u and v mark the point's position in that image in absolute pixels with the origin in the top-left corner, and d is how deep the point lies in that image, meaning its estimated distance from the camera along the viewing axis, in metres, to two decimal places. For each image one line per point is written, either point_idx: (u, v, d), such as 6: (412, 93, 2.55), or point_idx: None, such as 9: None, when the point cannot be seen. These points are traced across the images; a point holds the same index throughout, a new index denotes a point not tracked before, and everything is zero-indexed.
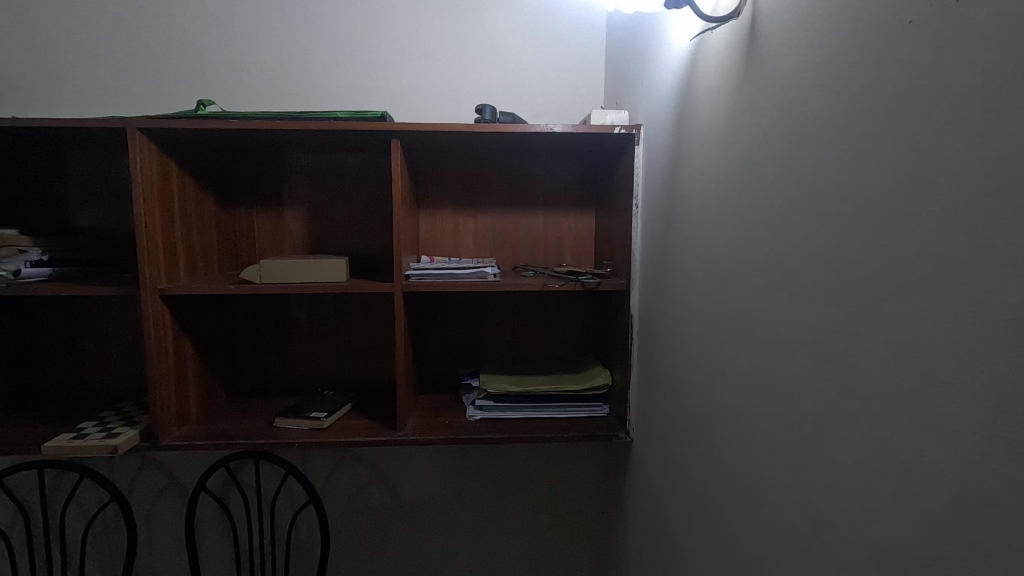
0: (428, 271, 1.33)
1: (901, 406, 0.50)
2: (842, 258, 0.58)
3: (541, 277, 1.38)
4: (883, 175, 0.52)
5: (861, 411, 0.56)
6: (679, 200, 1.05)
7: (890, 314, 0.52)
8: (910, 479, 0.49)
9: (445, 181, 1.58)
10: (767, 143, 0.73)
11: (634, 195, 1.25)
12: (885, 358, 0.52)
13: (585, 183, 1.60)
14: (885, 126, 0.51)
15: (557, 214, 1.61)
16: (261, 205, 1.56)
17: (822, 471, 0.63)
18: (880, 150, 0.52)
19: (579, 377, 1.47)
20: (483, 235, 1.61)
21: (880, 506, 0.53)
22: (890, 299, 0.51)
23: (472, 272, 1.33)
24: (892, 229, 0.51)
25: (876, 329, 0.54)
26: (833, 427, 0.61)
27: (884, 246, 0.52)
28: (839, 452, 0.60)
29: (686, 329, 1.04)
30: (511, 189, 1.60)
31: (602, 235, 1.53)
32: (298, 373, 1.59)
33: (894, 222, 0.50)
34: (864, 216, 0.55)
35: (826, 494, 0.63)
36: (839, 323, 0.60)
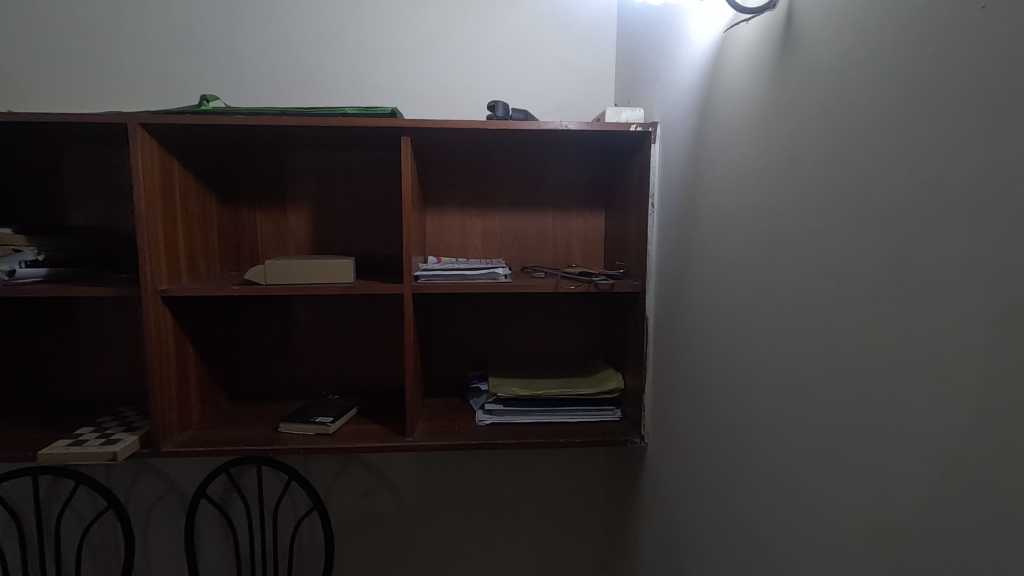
0: (438, 272, 1.29)
1: (945, 414, 0.47)
2: (882, 256, 0.55)
3: (553, 277, 1.35)
4: (934, 169, 0.49)
5: (897, 419, 0.53)
6: (701, 197, 1.02)
7: (933, 316, 0.49)
8: (954, 492, 0.47)
9: (453, 179, 1.55)
10: (804, 137, 0.70)
11: (650, 192, 1.22)
12: (927, 363, 0.49)
13: (596, 182, 1.58)
14: (942, 116, 0.48)
15: (566, 214, 1.58)
16: (264, 204, 1.52)
17: (852, 481, 0.60)
18: (936, 141, 0.49)
19: (591, 380, 1.44)
20: (491, 235, 1.58)
21: (918, 520, 0.51)
22: (938, 300, 0.48)
23: (482, 273, 1.30)
24: (943, 226, 0.48)
25: (917, 333, 0.51)
26: (863, 435, 0.58)
27: (931, 244, 0.49)
28: (871, 461, 0.57)
29: (707, 331, 1.01)
30: (519, 188, 1.57)
31: (613, 235, 1.50)
32: (302, 375, 1.55)
33: (945, 219, 0.48)
34: (908, 213, 0.52)
35: (856, 505, 0.60)
36: (873, 325, 0.57)
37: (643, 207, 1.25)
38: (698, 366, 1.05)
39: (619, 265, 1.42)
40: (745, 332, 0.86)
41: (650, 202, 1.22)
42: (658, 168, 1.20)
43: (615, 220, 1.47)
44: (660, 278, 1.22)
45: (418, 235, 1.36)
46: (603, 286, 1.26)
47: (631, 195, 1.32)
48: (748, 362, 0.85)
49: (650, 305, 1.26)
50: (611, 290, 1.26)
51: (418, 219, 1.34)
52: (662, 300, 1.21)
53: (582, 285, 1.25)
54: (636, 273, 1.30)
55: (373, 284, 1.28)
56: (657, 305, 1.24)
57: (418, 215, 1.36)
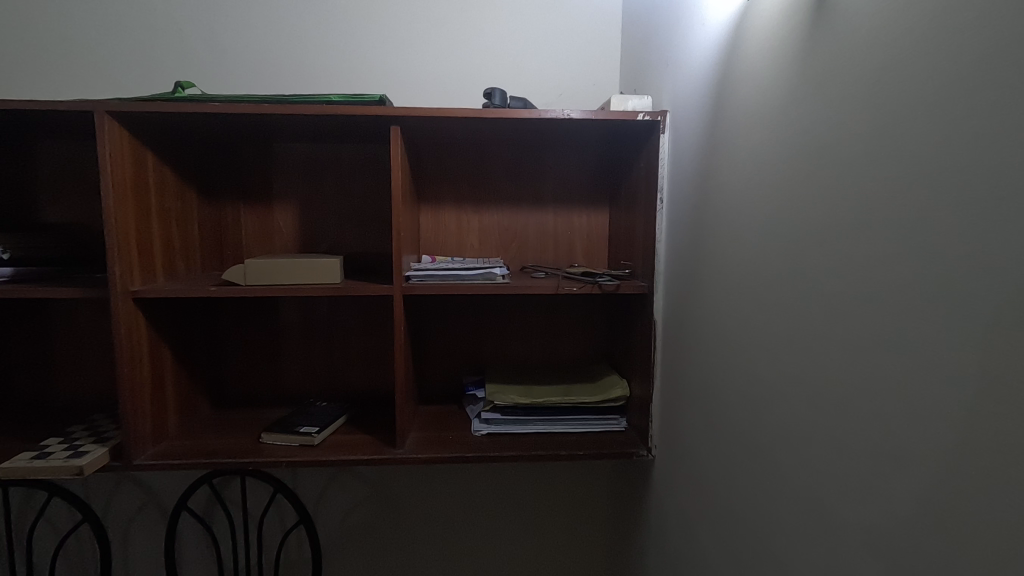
0: (431, 272, 1.21)
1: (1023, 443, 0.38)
2: (933, 250, 0.46)
3: (554, 278, 1.27)
4: (1005, 145, 0.40)
5: (955, 447, 0.44)
6: (716, 191, 0.93)
7: (1005, 323, 0.40)
8: None
9: (448, 174, 1.47)
10: (838, 118, 0.61)
11: (658, 186, 1.13)
12: (997, 381, 0.40)
13: (600, 177, 1.49)
14: (1016, 78, 0.39)
15: (568, 210, 1.49)
16: (249, 200, 1.44)
17: (893, 515, 0.51)
18: (1008, 108, 0.40)
19: (594, 388, 1.36)
20: (489, 233, 1.50)
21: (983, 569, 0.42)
22: (1011, 303, 0.39)
23: (478, 274, 1.21)
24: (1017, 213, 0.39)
25: (979, 341, 0.42)
26: (906, 462, 0.50)
27: (1001, 235, 0.40)
28: (917, 493, 0.48)
29: (720, 337, 0.92)
30: (518, 183, 1.48)
31: (618, 232, 1.41)
32: (289, 381, 1.47)
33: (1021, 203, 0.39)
34: (967, 198, 0.43)
35: (897, 542, 0.51)
36: (919, 332, 0.48)
37: (651, 202, 1.16)
38: (711, 375, 0.96)
39: (625, 265, 1.33)
40: (764, 340, 0.78)
41: (659, 197, 1.13)
42: (667, 160, 1.12)
43: (621, 217, 1.39)
44: (668, 278, 1.13)
45: (410, 233, 1.27)
46: (607, 287, 1.17)
47: (638, 190, 1.23)
48: (768, 372, 0.77)
49: (658, 308, 1.17)
50: (616, 291, 1.18)
51: (409, 215, 1.26)
52: (671, 302, 1.13)
53: (585, 286, 1.17)
54: (643, 274, 1.21)
55: (361, 285, 1.20)
56: (665, 307, 1.15)
57: (410, 211, 1.27)
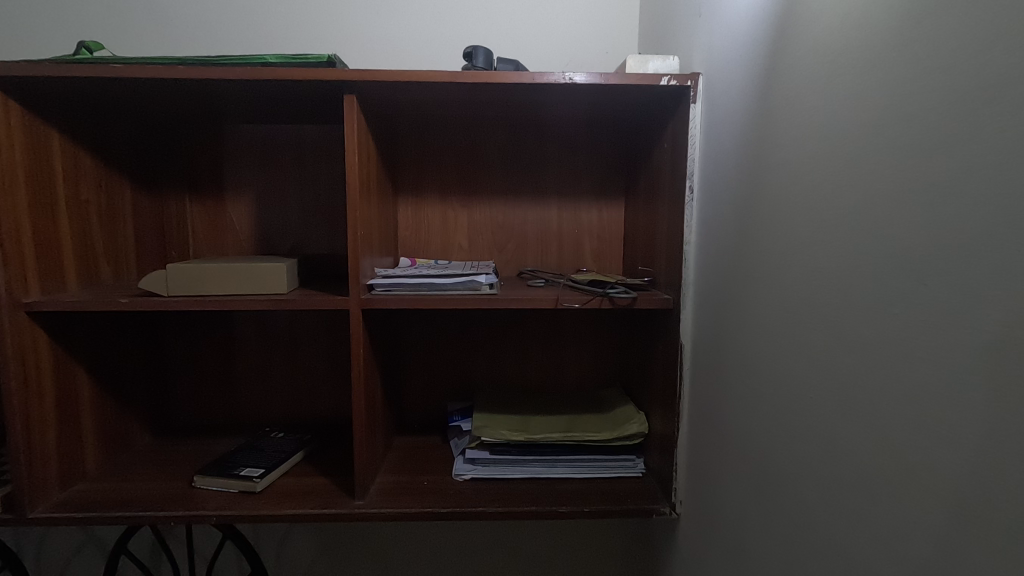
0: (400, 280, 0.97)
1: None
2: None
3: (554, 287, 1.02)
4: None
5: None
6: (771, 172, 0.67)
7: None
8: None
9: (431, 161, 1.23)
10: (1022, 30, 0.35)
11: (686, 170, 0.88)
12: None
13: (612, 163, 1.24)
14: None
15: (574, 203, 1.25)
16: (197, 192, 1.22)
17: None
18: None
19: (604, 421, 1.11)
20: (480, 232, 1.26)
21: None
22: None
23: (459, 281, 0.96)
24: None
25: None
26: None
27: None
28: None
29: (774, 374, 0.67)
30: (515, 171, 1.24)
31: (635, 231, 1.17)
32: (245, 405, 1.25)
33: None
34: None
35: None
36: None
37: (679, 191, 0.90)
38: (758, 427, 0.70)
39: (643, 271, 1.08)
40: (849, 392, 0.52)
41: (688, 184, 0.87)
42: (700, 135, 0.86)
43: (639, 211, 1.13)
44: (701, 290, 0.88)
45: (377, 233, 1.03)
46: (620, 301, 0.92)
47: (662, 177, 0.98)
48: (858, 443, 0.51)
49: (685, 328, 0.92)
50: (632, 306, 0.93)
51: (376, 211, 1.02)
52: (705, 322, 0.87)
53: (591, 300, 0.92)
54: (667, 284, 0.96)
55: (313, 295, 0.96)
56: (696, 327, 0.90)
57: (378, 206, 1.04)
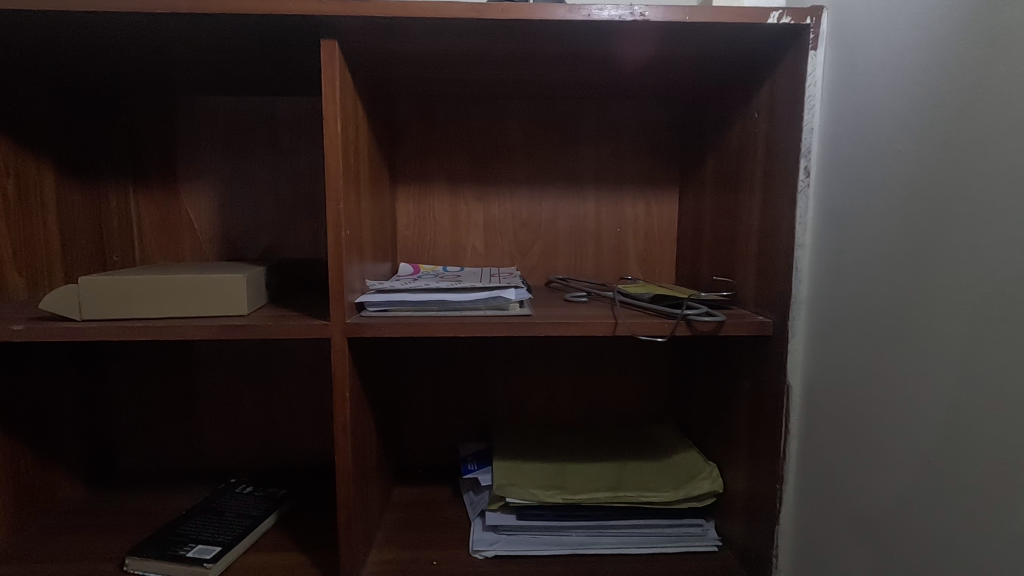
0: (399, 297, 0.72)
1: None
2: None
3: (603, 304, 0.78)
4: None
5: None
6: (998, 135, 0.42)
7: None
8: None
9: (439, 144, 0.99)
10: None
11: (800, 145, 0.63)
12: None
13: (662, 144, 1.00)
14: None
15: (615, 195, 1.01)
16: (146, 182, 0.97)
17: None
18: None
19: (663, 473, 0.87)
20: (500, 233, 1.01)
21: None
22: None
23: (479, 297, 0.72)
24: None
25: None
26: None
27: None
28: None
29: (1015, 460, 0.41)
30: (542, 156, 1.00)
31: (696, 229, 0.93)
32: (208, 448, 1.01)
33: None
34: None
35: None
36: None
37: (786, 175, 0.65)
38: (964, 532, 0.45)
39: (714, 283, 0.84)
40: None
41: (804, 163, 0.63)
42: (820, 93, 0.62)
43: (704, 205, 0.89)
44: (823, 313, 0.63)
45: (367, 234, 0.78)
46: (701, 326, 0.67)
47: (750, 159, 0.74)
48: None
49: (794, 362, 0.67)
50: (718, 332, 0.68)
51: (366, 205, 0.77)
52: (829, 356, 0.62)
53: (663, 325, 0.67)
54: (760, 302, 0.71)
55: (284, 317, 0.72)
56: (813, 364, 0.65)
57: (369, 198, 0.79)
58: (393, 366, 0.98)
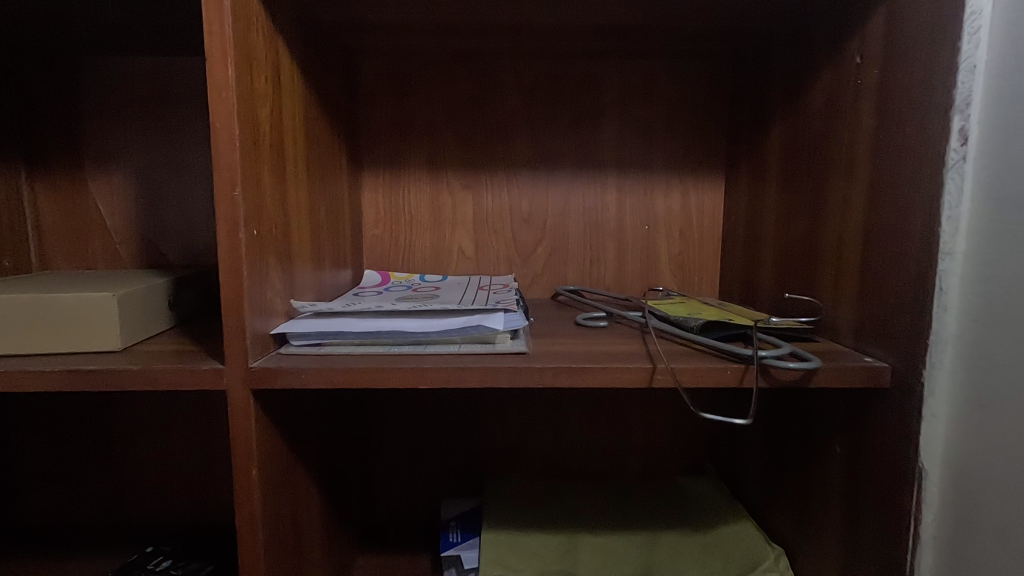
0: (339, 325, 0.50)
1: None
2: None
3: (632, 335, 0.55)
4: None
5: None
6: None
7: None
8: None
9: (417, 117, 0.77)
10: None
11: (954, 92, 0.39)
12: None
13: (703, 118, 0.78)
14: None
15: (642, 181, 0.79)
16: (42, 166, 0.76)
17: None
18: None
19: (709, 555, 0.64)
20: (495, 231, 0.79)
21: None
22: None
23: (453, 325, 0.50)
24: None
25: None
26: None
27: None
28: None
29: None
30: (549, 132, 0.78)
31: (753, 227, 0.70)
32: (132, 500, 0.81)
33: None
34: None
35: None
36: None
37: (925, 142, 0.42)
38: None
39: (782, 301, 0.62)
40: None
41: (958, 122, 0.39)
42: (994, 9, 0.38)
43: (766, 193, 0.66)
44: (987, 362, 0.39)
45: (302, 236, 0.56)
46: (778, 375, 0.45)
47: (848, 124, 0.51)
48: None
49: (930, 435, 0.42)
50: (808, 382, 0.45)
51: (298, 195, 0.55)
52: (1000, 433, 0.38)
53: (722, 371, 0.45)
54: (866, 335, 0.48)
55: (178, 352, 0.50)
56: (965, 442, 0.41)
57: (305, 186, 0.57)
58: (355, 402, 0.76)
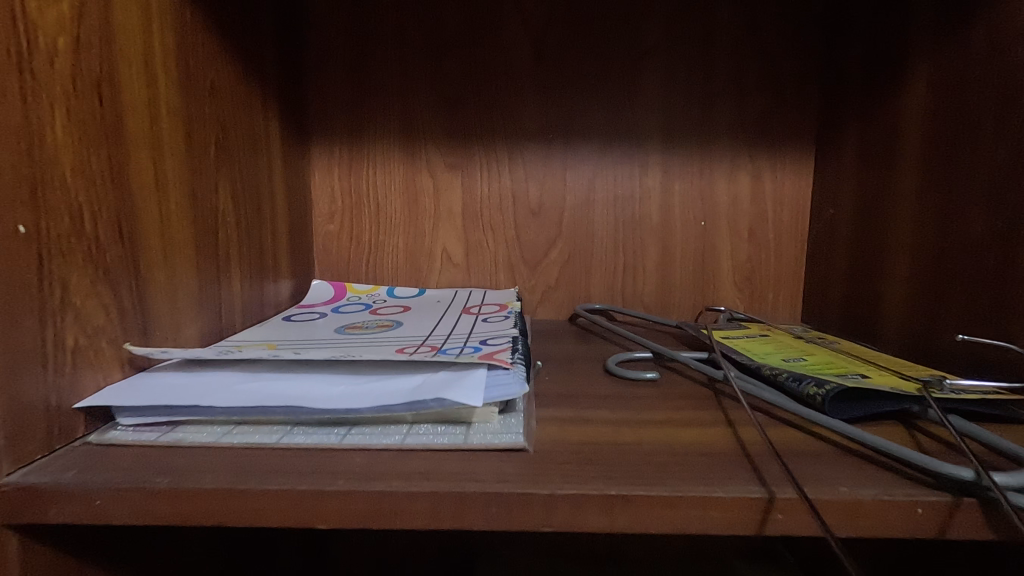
0: (206, 390, 0.29)
1: None
2: None
3: (705, 403, 0.33)
4: None
5: None
6: None
7: None
8: None
9: (385, 69, 0.56)
10: None
11: None
12: None
13: (785, 70, 0.55)
14: None
15: (698, 159, 0.57)
16: None
17: None
18: None
19: None
20: (492, 228, 0.58)
21: None
22: None
23: (400, 395, 0.28)
24: None
25: None
26: None
27: None
28: None
29: None
30: (570, 90, 0.56)
31: (870, 224, 0.48)
32: None
33: None
34: None
35: None
36: None
37: None
38: None
39: (938, 342, 0.39)
40: None
41: None
42: None
43: (901, 172, 0.44)
44: None
45: (170, 237, 0.35)
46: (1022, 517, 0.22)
47: None
48: None
49: None
50: None
51: (159, 169, 0.34)
52: None
53: (910, 506, 0.23)
54: None
55: None
56: None
57: (178, 155, 0.36)
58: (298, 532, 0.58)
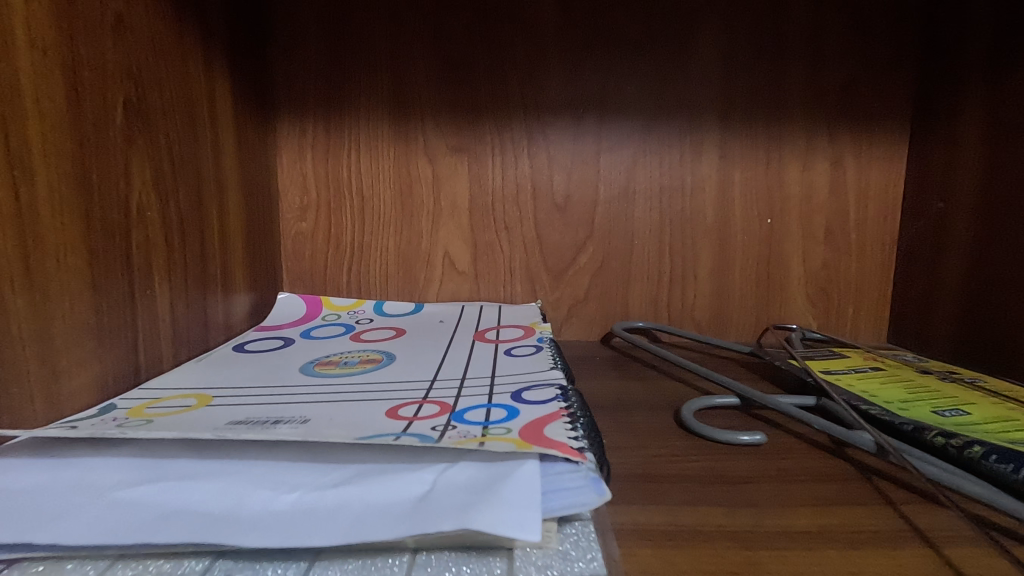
0: (61, 508, 0.17)
1: None
2: None
3: (862, 495, 0.22)
4: None
5: None
6: None
7: None
8: None
9: (371, 24, 0.44)
10: None
11: None
12: None
13: (875, 30, 0.44)
14: None
15: (765, 141, 0.45)
16: None
17: None
18: None
19: None
20: (507, 227, 0.46)
21: None
22: None
23: (395, 512, 0.17)
24: None
25: None
26: None
27: None
28: None
29: None
30: (605, 53, 0.44)
31: (1007, 221, 0.36)
32: None
33: None
34: None
35: None
36: None
37: None
38: None
39: None
40: None
41: None
42: None
43: None
44: None
45: (35, 240, 0.23)
46: None
47: None
48: None
49: None
50: None
51: (9, 133, 0.21)
52: None
53: None
54: None
55: None
56: None
57: (52, 116, 0.24)
58: None
